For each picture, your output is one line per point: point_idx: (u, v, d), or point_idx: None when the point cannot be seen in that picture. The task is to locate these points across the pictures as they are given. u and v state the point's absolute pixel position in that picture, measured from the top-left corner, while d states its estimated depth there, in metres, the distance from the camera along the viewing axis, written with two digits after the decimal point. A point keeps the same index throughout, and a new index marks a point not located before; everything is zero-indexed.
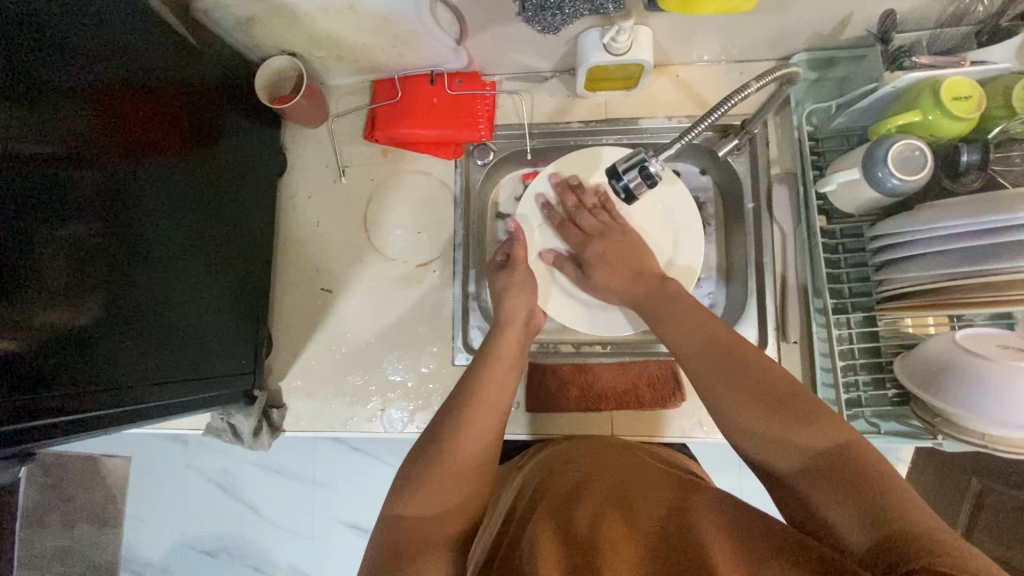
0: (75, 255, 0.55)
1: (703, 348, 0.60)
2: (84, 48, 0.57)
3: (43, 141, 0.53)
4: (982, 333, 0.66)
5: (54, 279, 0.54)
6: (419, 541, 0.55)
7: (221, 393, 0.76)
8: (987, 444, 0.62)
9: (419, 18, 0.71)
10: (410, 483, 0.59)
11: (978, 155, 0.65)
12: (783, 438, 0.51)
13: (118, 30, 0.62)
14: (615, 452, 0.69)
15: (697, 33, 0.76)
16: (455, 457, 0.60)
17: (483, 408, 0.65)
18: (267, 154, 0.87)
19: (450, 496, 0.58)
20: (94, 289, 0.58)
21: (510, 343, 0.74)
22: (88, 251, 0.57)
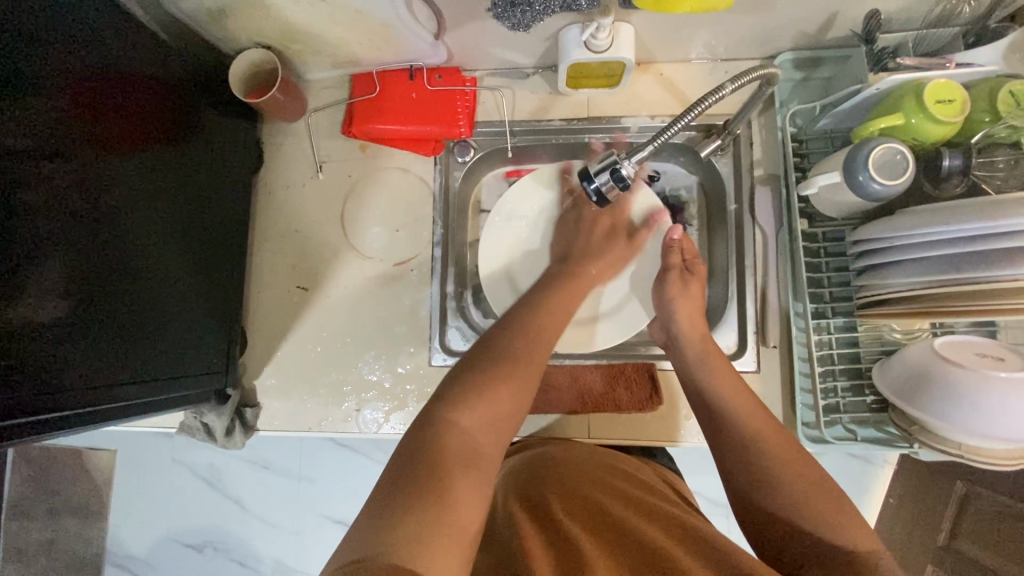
0: (41, 251, 0.54)
1: (747, 416, 0.63)
2: (57, 39, 0.57)
3: (12, 130, 0.52)
4: (962, 341, 0.65)
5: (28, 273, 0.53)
6: (448, 451, 0.52)
7: (193, 392, 0.75)
8: (964, 454, 0.62)
9: (394, 11, 0.70)
10: (454, 393, 0.57)
11: (960, 161, 0.64)
12: (807, 518, 0.55)
13: (87, 23, 0.60)
14: (605, 457, 0.70)
15: (681, 30, 0.75)
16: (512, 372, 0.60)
17: (542, 346, 0.64)
18: (244, 148, 0.85)
19: (490, 408, 0.57)
20: (64, 283, 0.56)
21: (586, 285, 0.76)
22: (52, 240, 0.56)
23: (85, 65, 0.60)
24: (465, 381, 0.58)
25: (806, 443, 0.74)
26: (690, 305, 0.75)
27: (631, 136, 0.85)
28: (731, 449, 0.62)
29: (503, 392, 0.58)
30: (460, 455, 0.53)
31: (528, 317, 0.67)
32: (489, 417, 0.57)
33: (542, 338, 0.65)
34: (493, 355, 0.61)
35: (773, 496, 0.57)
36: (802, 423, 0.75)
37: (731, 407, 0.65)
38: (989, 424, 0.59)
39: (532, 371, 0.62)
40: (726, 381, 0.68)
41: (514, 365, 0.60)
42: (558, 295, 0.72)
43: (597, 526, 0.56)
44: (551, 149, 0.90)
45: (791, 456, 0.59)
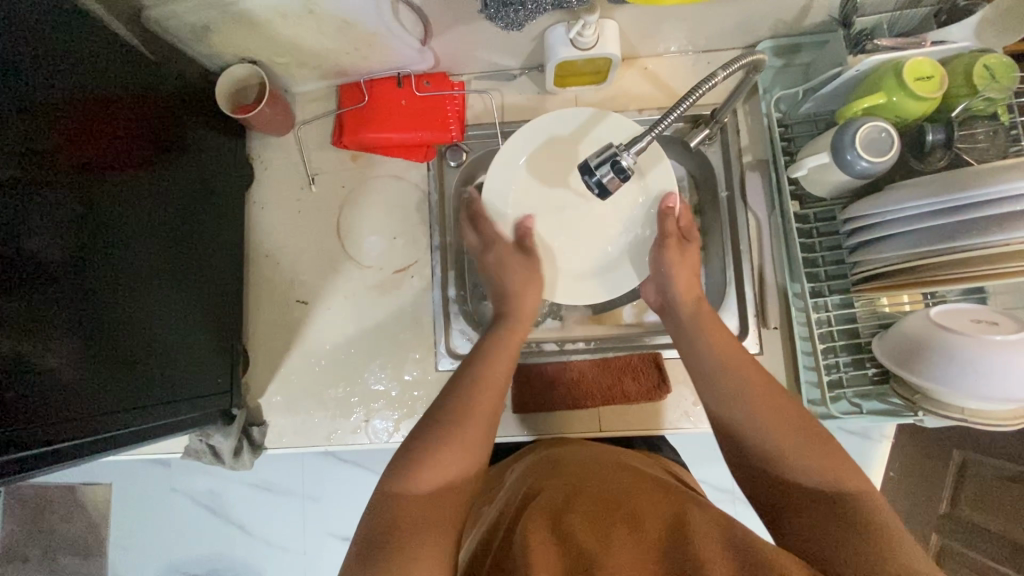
0: (35, 289, 0.53)
1: (722, 362, 0.65)
2: (45, 67, 0.56)
3: (12, 161, 0.52)
4: (957, 309, 0.67)
5: (31, 304, 0.52)
6: (399, 523, 0.53)
7: (197, 414, 0.73)
8: (966, 418, 0.64)
9: (381, 19, 0.70)
10: (402, 462, 0.58)
11: (943, 134, 0.66)
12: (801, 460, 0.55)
13: (76, 49, 0.60)
14: (598, 455, 0.69)
15: (663, 24, 0.76)
16: (482, 397, 0.64)
17: (487, 397, 0.64)
18: (234, 165, 0.84)
19: (437, 471, 0.57)
20: (62, 323, 0.55)
21: (533, 301, 0.75)
22: (58, 271, 0.55)
23: (64, 90, 0.58)
24: (434, 415, 0.62)
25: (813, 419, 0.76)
26: (686, 270, 0.74)
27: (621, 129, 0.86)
28: (709, 394, 0.64)
29: (469, 418, 0.61)
30: (414, 519, 0.53)
31: (460, 393, 0.64)
32: (461, 450, 0.59)
33: (478, 400, 0.63)
34: (458, 382, 0.65)
35: (757, 440, 0.58)
36: (808, 400, 0.76)
37: (714, 353, 0.66)
38: (989, 386, 0.60)
39: (474, 426, 0.61)
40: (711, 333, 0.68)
41: (461, 419, 0.61)
42: (490, 357, 0.68)
43: (598, 521, 0.55)
44: None
45: (776, 395, 0.61)
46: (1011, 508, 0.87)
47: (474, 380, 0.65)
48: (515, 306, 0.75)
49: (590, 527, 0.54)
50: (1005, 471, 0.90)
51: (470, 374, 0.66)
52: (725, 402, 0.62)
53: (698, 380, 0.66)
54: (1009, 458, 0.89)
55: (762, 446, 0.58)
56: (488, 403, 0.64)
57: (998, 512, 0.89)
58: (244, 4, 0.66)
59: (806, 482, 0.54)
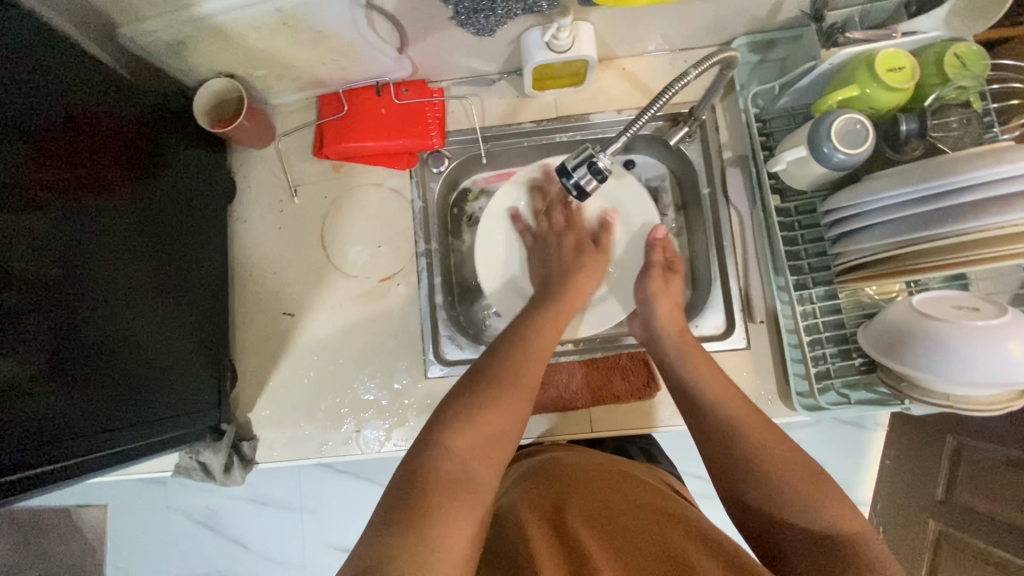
0: (19, 310, 0.52)
1: (719, 392, 0.66)
2: (25, 87, 0.56)
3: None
4: (940, 296, 0.68)
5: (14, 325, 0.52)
6: (438, 482, 0.53)
7: (184, 431, 0.73)
8: (952, 404, 0.64)
9: (356, 28, 0.70)
10: (442, 420, 0.59)
11: (916, 124, 0.66)
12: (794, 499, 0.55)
13: (54, 67, 0.60)
14: (607, 462, 0.70)
15: (638, 23, 0.76)
16: (530, 360, 0.66)
17: (534, 362, 0.66)
18: (216, 180, 0.84)
19: (480, 425, 0.59)
20: (49, 340, 0.55)
21: (583, 284, 0.78)
22: (39, 291, 0.55)
23: (42, 110, 0.58)
24: (478, 374, 0.64)
25: (802, 412, 0.75)
26: (665, 295, 0.77)
27: (601, 128, 0.86)
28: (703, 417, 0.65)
29: (515, 380, 0.63)
30: (452, 473, 0.54)
31: (504, 359, 0.65)
32: (506, 408, 0.61)
33: (524, 368, 0.65)
34: (506, 346, 0.68)
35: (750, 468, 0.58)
36: (797, 392, 0.76)
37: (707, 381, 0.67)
38: (973, 371, 0.60)
39: (524, 388, 0.63)
40: (702, 368, 0.69)
41: (511, 376, 0.63)
42: (532, 332, 0.70)
43: (610, 530, 0.57)
44: (524, 151, 0.91)
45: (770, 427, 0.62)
46: (1005, 491, 0.88)
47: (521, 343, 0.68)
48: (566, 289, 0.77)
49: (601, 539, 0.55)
50: (997, 455, 0.90)
51: (520, 338, 0.69)
52: (722, 428, 0.62)
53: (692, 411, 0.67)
54: (1000, 442, 0.90)
55: (756, 483, 0.57)
56: (535, 366, 0.66)
57: (993, 496, 0.89)
58: (216, 18, 0.66)
59: (797, 527, 0.54)
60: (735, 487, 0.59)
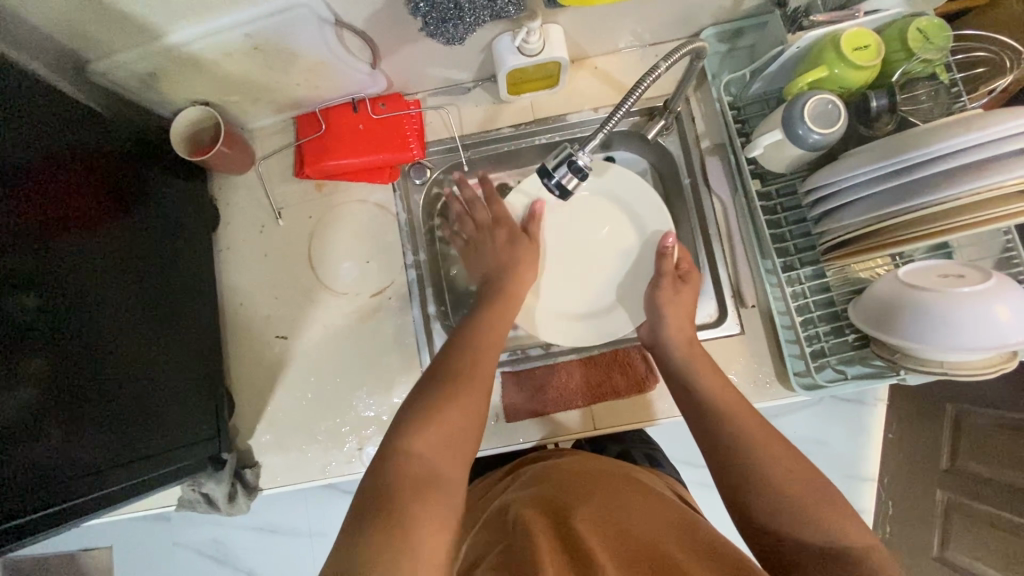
0: (13, 351, 0.52)
1: (724, 397, 0.67)
2: (8, 128, 0.56)
3: None
4: (924, 266, 0.68)
5: (11, 367, 0.52)
6: (407, 481, 0.54)
7: (186, 464, 0.72)
8: (947, 371, 0.65)
9: (327, 47, 0.70)
10: (408, 416, 0.60)
11: (886, 100, 0.67)
12: (802, 506, 0.56)
13: (33, 108, 0.60)
14: (614, 469, 0.71)
15: (606, 22, 0.77)
16: (485, 354, 0.68)
17: (488, 357, 0.68)
18: (198, 209, 0.83)
19: (442, 421, 0.59)
20: (48, 375, 0.55)
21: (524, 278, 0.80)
22: (31, 331, 0.55)
23: (25, 149, 0.58)
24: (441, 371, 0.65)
25: (801, 392, 0.75)
26: (671, 295, 0.77)
27: (579, 127, 0.87)
28: (713, 435, 0.64)
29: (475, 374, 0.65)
30: (426, 472, 0.55)
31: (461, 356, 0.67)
32: (473, 402, 0.63)
33: (477, 364, 0.66)
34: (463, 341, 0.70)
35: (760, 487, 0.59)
36: (794, 373, 0.76)
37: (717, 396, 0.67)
38: (963, 335, 0.61)
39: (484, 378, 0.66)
40: (711, 379, 0.69)
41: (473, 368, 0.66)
42: (482, 329, 0.72)
43: (605, 529, 0.57)
44: (504, 156, 0.91)
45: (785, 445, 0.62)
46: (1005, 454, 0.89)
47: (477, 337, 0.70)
48: (504, 290, 0.78)
49: (598, 537, 0.56)
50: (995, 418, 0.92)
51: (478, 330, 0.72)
52: (728, 434, 0.63)
53: (697, 416, 0.67)
54: (998, 406, 0.91)
55: (763, 492, 0.58)
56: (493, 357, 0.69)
57: (996, 460, 0.90)
58: (188, 47, 0.66)
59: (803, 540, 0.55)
60: (742, 489, 0.59)
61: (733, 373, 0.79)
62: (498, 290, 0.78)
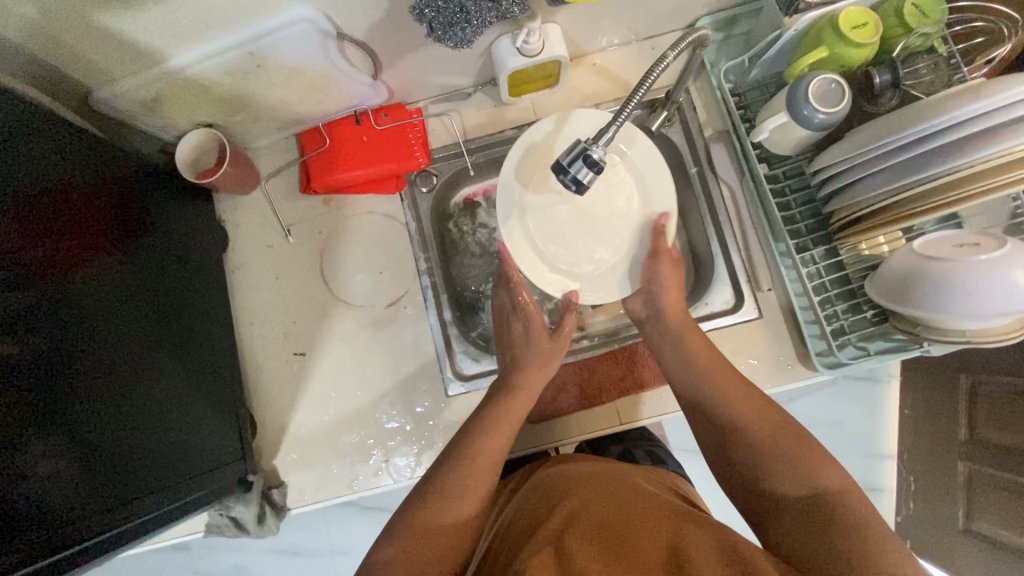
0: (39, 388, 0.52)
1: (706, 366, 0.70)
2: (24, 162, 0.56)
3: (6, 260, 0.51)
4: (939, 237, 0.69)
5: (37, 405, 0.51)
6: None
7: (213, 487, 0.72)
8: (970, 339, 0.65)
9: (328, 60, 0.70)
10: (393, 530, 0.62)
11: (890, 74, 0.67)
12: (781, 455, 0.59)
13: (46, 139, 0.59)
14: (613, 466, 0.71)
15: (602, 18, 0.78)
16: (484, 450, 0.68)
17: (485, 463, 0.67)
18: (205, 231, 0.83)
19: (421, 524, 0.62)
20: (74, 409, 0.55)
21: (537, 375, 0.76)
22: (56, 366, 0.54)
23: (40, 181, 0.57)
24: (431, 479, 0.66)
25: (825, 371, 0.75)
26: (678, 287, 0.77)
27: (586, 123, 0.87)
28: (705, 410, 0.67)
29: (470, 478, 0.65)
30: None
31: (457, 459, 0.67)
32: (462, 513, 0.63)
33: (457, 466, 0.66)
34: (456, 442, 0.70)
35: (748, 469, 0.60)
36: (816, 352, 0.76)
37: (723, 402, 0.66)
38: (970, 297, 0.62)
39: (480, 481, 0.66)
40: (703, 352, 0.72)
41: (466, 466, 0.66)
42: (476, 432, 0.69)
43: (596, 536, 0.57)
44: None
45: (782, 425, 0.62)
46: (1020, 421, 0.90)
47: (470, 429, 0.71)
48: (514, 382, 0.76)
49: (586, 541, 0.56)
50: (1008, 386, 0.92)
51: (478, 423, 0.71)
52: (713, 404, 0.67)
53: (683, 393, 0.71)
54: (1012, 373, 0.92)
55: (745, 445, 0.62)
56: (488, 446, 0.68)
57: (1013, 427, 0.91)
58: (191, 69, 0.66)
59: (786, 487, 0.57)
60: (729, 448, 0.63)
61: (753, 358, 0.80)
62: (504, 386, 0.76)
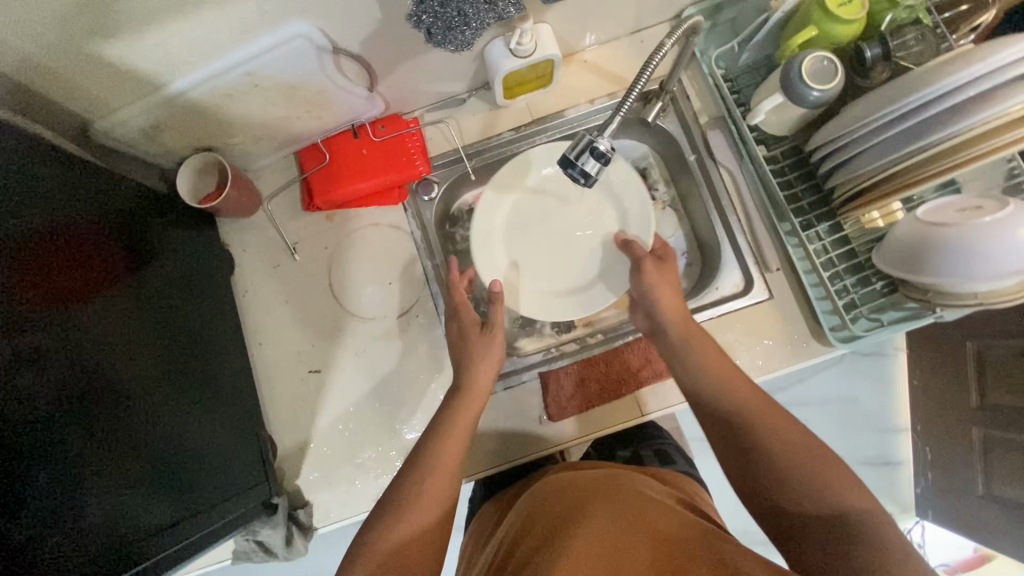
0: (60, 425, 0.51)
1: (706, 360, 0.68)
2: (33, 198, 0.56)
3: (20, 299, 0.50)
4: (940, 204, 0.70)
5: (58, 443, 0.51)
6: None
7: (238, 513, 0.71)
8: (981, 301, 0.66)
9: (324, 75, 0.71)
10: (360, 546, 0.61)
11: (880, 48, 0.68)
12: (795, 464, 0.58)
13: (54, 174, 0.59)
14: (620, 474, 0.71)
15: (591, 14, 0.79)
16: (445, 459, 0.66)
17: (445, 469, 0.66)
18: (211, 256, 0.82)
19: (400, 535, 0.61)
20: (95, 445, 0.54)
21: (483, 376, 0.73)
22: (75, 402, 0.54)
23: (49, 217, 0.57)
24: (400, 494, 0.64)
25: (841, 345, 0.75)
26: (671, 286, 0.74)
27: (587, 121, 0.89)
28: (706, 408, 0.66)
29: (437, 485, 0.65)
30: None
31: (425, 465, 0.66)
32: (426, 522, 0.63)
33: (434, 476, 0.65)
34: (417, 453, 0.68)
35: (762, 473, 0.59)
36: (830, 328, 0.76)
37: (727, 400, 0.65)
38: (984, 265, 0.63)
39: (443, 485, 0.65)
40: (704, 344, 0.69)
41: (429, 477, 0.65)
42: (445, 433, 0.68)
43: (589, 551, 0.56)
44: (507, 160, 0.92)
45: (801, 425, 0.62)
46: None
47: (438, 433, 0.69)
48: (466, 385, 0.72)
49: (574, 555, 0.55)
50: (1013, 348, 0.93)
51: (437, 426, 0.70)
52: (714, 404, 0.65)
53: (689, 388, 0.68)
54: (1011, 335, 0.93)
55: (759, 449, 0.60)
56: (451, 453, 0.67)
57: (1020, 387, 0.92)
58: (189, 93, 0.66)
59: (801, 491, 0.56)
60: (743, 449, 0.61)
61: (768, 338, 0.80)
62: (457, 386, 0.73)
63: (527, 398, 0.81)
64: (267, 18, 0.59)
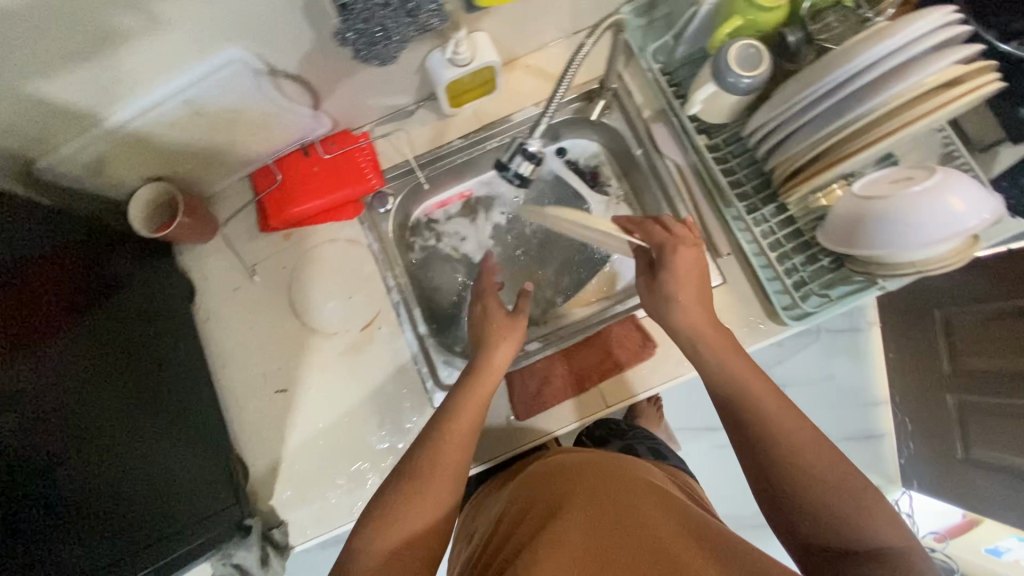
0: (23, 459, 0.53)
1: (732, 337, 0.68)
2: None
3: None
4: (875, 177, 0.71)
5: (20, 477, 0.52)
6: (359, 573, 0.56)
7: (206, 537, 0.71)
8: (920, 270, 0.67)
9: (266, 97, 0.72)
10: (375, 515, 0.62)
11: (800, 34, 0.70)
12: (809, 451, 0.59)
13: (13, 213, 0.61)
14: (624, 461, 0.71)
15: (527, 19, 0.81)
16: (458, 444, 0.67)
17: (455, 451, 0.66)
18: (169, 284, 0.82)
19: (404, 530, 0.60)
20: (56, 476, 0.56)
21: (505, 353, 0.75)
22: (38, 435, 0.55)
23: (8, 256, 0.58)
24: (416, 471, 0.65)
25: (795, 323, 0.77)
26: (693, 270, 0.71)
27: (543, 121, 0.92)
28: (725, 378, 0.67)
29: (449, 470, 0.65)
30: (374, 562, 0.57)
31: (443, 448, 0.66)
32: (436, 499, 0.63)
33: (436, 478, 0.64)
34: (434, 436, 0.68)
35: (774, 449, 0.61)
36: (782, 307, 0.78)
37: (742, 380, 0.66)
38: (918, 233, 0.65)
39: (454, 466, 0.66)
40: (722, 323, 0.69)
41: (443, 458, 0.66)
42: (441, 436, 0.67)
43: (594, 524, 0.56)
44: (460, 168, 0.94)
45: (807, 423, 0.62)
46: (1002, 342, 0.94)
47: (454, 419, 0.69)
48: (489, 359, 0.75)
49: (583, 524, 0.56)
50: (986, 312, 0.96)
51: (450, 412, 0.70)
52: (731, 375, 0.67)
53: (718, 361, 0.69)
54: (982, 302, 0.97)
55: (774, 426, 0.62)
56: (466, 437, 0.68)
57: (994, 351, 0.95)
58: (131, 125, 0.67)
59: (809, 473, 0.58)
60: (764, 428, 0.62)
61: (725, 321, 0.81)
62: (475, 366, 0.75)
63: (495, 399, 0.82)
64: (199, 45, 0.60)
